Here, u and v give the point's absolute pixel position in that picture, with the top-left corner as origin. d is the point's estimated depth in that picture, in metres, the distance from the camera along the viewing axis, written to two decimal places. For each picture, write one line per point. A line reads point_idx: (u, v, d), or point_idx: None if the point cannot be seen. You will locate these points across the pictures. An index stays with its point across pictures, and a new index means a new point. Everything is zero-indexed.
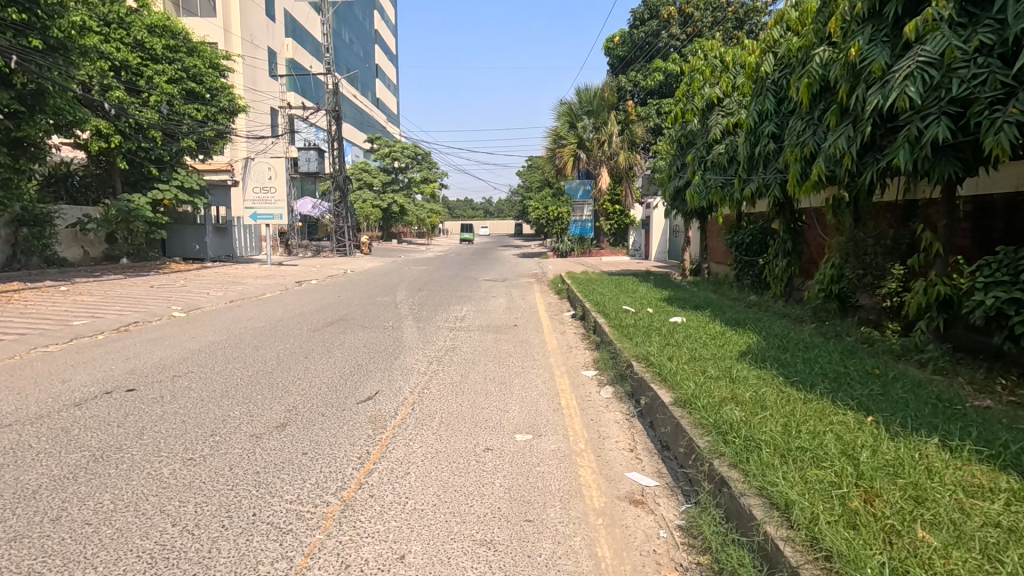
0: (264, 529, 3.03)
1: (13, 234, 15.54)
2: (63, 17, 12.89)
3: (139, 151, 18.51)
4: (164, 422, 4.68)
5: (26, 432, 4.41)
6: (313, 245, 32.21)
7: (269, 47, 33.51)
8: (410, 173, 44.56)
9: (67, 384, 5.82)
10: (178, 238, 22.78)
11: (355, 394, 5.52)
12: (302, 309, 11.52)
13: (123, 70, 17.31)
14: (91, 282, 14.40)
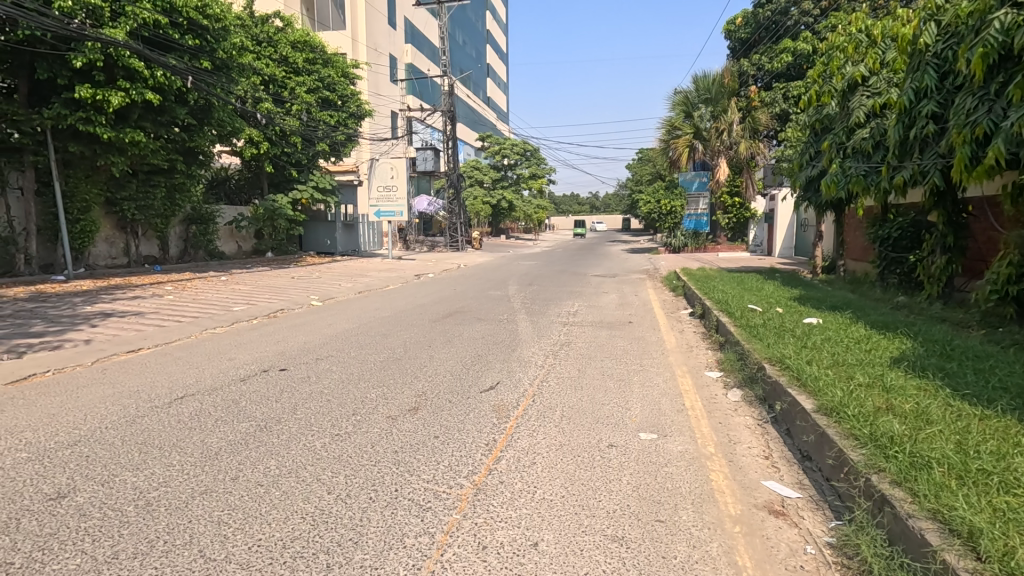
0: (406, 504, 3.25)
1: (185, 231, 18.06)
2: (226, 40, 14.61)
3: (283, 155, 20.68)
4: (313, 399, 5.19)
5: (205, 401, 5.12)
6: (428, 240, 33.88)
7: (391, 53, 35.82)
8: (518, 170, 45.28)
9: (232, 362, 6.66)
10: (313, 233, 25.13)
11: (478, 383, 5.74)
12: (422, 301, 12.17)
13: (271, 83, 19.31)
14: (245, 273, 16.32)
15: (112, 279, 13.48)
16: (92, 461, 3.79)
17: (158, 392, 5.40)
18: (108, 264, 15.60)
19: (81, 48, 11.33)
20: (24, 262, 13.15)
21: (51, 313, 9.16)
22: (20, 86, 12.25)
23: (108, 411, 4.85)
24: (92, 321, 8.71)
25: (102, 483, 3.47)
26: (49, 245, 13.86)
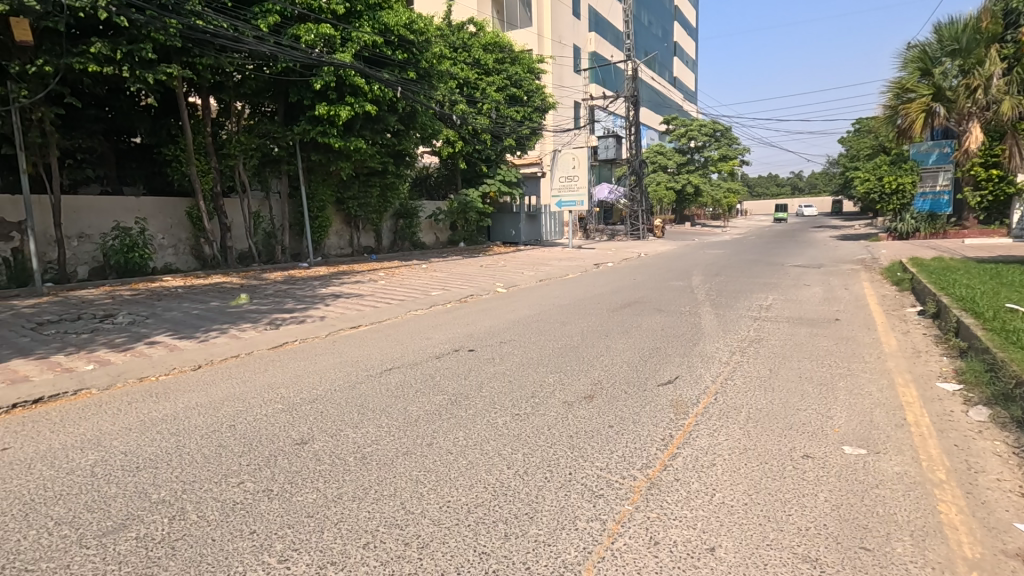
0: (580, 488, 3.33)
1: (395, 224, 20.64)
2: (428, 50, 16.17)
3: (474, 152, 22.35)
4: (497, 380, 5.58)
5: (407, 373, 5.85)
6: (609, 229, 33.68)
7: (575, 44, 36.19)
8: (707, 152, 42.42)
9: (430, 341, 7.45)
10: (500, 224, 26.74)
11: (655, 376, 5.60)
12: (600, 289, 12.19)
13: (465, 86, 20.89)
14: (441, 262, 18.08)
15: (340, 266, 16.03)
16: (324, 416, 4.61)
17: (372, 363, 6.34)
18: (338, 253, 18.55)
19: (318, 73, 13.53)
20: (281, 252, 16.30)
21: (298, 293, 11.26)
22: (278, 109, 15.09)
23: (336, 376, 5.83)
24: (326, 301, 10.49)
25: (331, 435, 4.20)
26: (296, 238, 17.03)
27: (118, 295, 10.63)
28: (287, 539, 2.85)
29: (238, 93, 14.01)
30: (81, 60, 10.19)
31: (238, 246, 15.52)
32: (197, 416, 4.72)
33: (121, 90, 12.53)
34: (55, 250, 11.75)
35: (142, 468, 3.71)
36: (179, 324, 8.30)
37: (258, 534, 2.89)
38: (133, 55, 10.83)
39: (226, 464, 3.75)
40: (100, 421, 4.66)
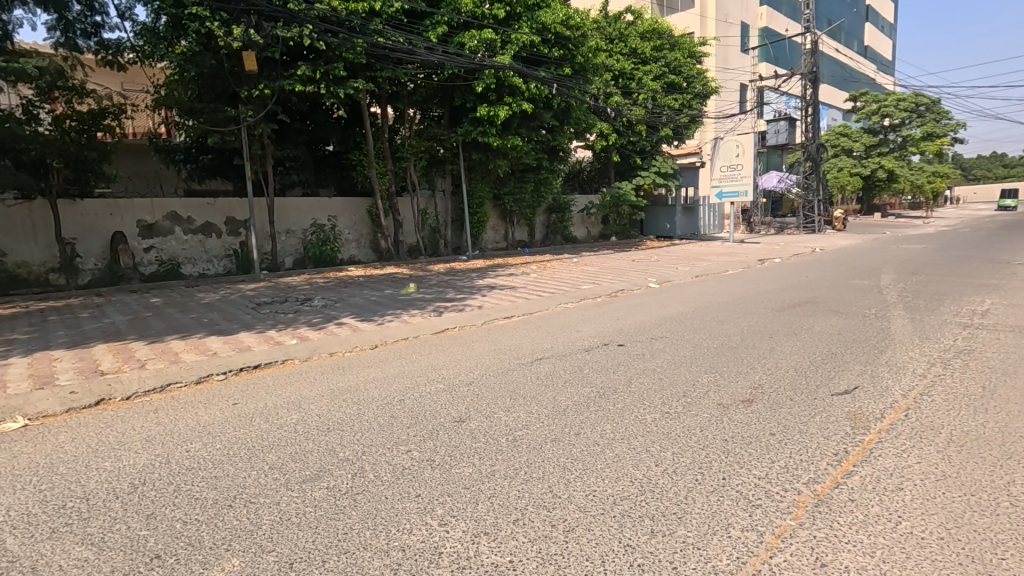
0: (735, 495, 3.14)
1: (547, 219, 21.05)
2: (584, 45, 16.18)
3: (629, 144, 21.92)
4: (647, 376, 5.46)
5: (556, 364, 6.00)
6: (777, 221, 30.72)
7: (743, 21, 33.51)
8: (905, 131, 36.47)
9: (579, 334, 7.53)
10: (654, 218, 25.87)
11: (829, 384, 5.02)
12: (765, 287, 11.21)
13: (620, 78, 20.52)
14: (592, 256, 18.06)
15: (496, 259, 16.86)
16: (480, 399, 4.92)
17: (523, 352, 6.60)
18: (494, 247, 19.23)
19: (480, 77, 14.27)
20: (444, 245, 17.61)
21: (458, 284, 12.12)
22: (444, 113, 16.29)
23: (490, 362, 6.19)
24: (483, 291, 11.14)
25: (486, 416, 4.48)
26: (457, 232, 18.15)
27: (314, 282, 12.42)
28: (447, 505, 3.12)
29: (410, 101, 15.42)
30: (291, 82, 12.08)
31: (407, 240, 16.87)
32: (373, 389, 5.35)
33: (319, 106, 14.52)
34: (269, 244, 14.06)
35: (331, 430, 4.33)
36: (360, 309, 9.46)
37: (422, 498, 3.21)
38: (328, 74, 12.52)
39: (396, 433, 4.22)
40: (300, 387, 5.52)
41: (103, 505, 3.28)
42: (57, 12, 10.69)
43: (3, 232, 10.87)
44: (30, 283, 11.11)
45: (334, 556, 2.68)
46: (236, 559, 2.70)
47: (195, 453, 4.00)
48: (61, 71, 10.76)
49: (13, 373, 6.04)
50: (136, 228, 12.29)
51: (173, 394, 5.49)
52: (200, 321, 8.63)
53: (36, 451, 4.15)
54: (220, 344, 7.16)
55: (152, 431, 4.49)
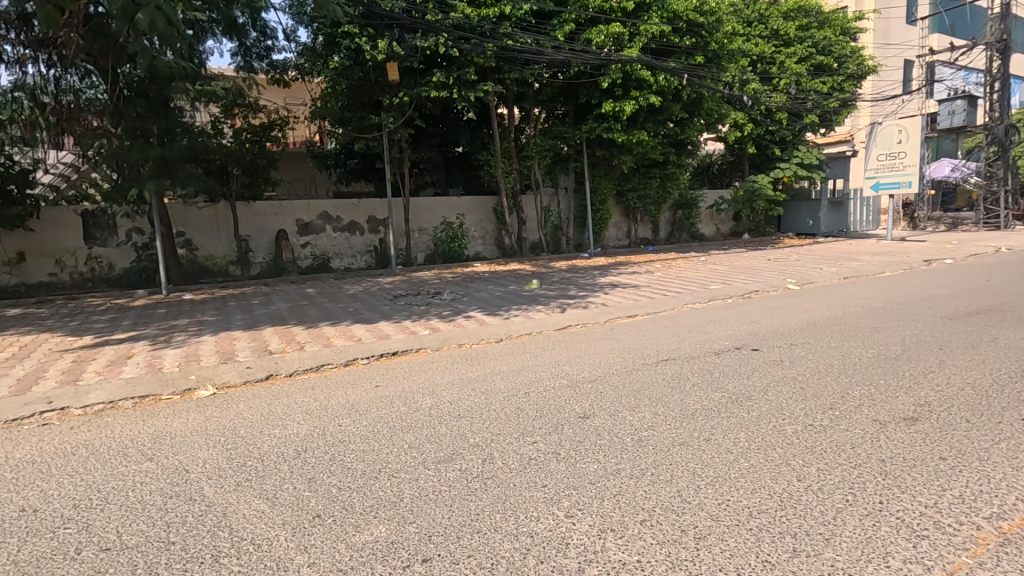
0: (894, 521, 2.82)
1: (673, 216, 20.10)
2: (718, 31, 15.29)
3: (766, 134, 20.36)
4: (786, 384, 5.06)
5: (683, 366, 5.78)
6: (948, 216, 26.66)
7: None
8: None
9: (709, 336, 7.16)
10: (794, 213, 23.72)
11: (1019, 408, 4.28)
12: (932, 292, 9.81)
13: (759, 63, 19.04)
14: (722, 254, 17.04)
15: (618, 257, 16.57)
16: (604, 396, 4.91)
17: (648, 352, 6.45)
18: (617, 244, 18.85)
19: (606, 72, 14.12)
20: (566, 243, 17.68)
21: (580, 281, 12.12)
22: (569, 111, 16.33)
23: (614, 360, 6.14)
24: (606, 289, 11.03)
25: (610, 414, 4.46)
26: (579, 230, 18.11)
27: (444, 277, 13.15)
28: (573, 499, 3.17)
29: (536, 100, 15.67)
30: (427, 88, 12.89)
31: (530, 237, 17.17)
32: (500, 380, 5.57)
33: (451, 110, 15.31)
34: (404, 241, 15.12)
35: (462, 416, 4.59)
36: (486, 303, 9.86)
37: (548, 488, 3.30)
38: (460, 79, 13.17)
39: (523, 424, 4.36)
40: (433, 374, 5.91)
41: (275, 466, 3.79)
42: (239, 40, 12.46)
43: (196, 230, 12.87)
44: (214, 273, 13.05)
45: (467, 534, 2.85)
46: (382, 525, 2.98)
47: (345, 428, 4.47)
48: (241, 91, 12.49)
49: (204, 349, 7.16)
50: (295, 226, 13.89)
51: (326, 374, 6.16)
52: (347, 310, 9.56)
53: (224, 415, 4.90)
54: (364, 331, 7.88)
55: (311, 405, 5.09)
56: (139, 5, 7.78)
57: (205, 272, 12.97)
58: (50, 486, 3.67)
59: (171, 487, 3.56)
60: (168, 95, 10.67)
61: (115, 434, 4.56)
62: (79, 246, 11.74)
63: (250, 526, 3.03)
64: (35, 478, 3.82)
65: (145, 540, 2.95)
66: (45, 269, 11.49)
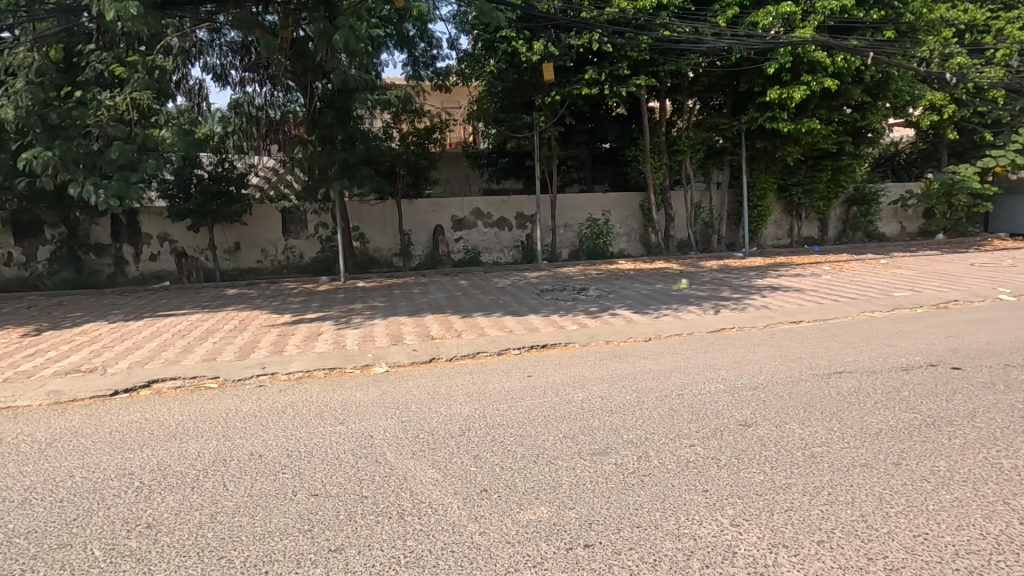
0: None
1: (845, 213, 17.89)
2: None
3: (973, 116, 17.32)
4: (1001, 411, 4.30)
5: (862, 381, 5.18)
6: None
7: None
8: None
9: (893, 349, 6.32)
10: (1009, 210, 19.78)
11: None
12: None
13: (967, 32, 16.19)
14: (909, 257, 14.81)
15: (778, 257, 15.21)
16: (768, 405, 4.60)
17: (818, 362, 5.88)
18: (776, 244, 17.30)
19: (773, 57, 13.05)
20: (717, 241, 16.66)
21: (734, 282, 11.38)
22: (727, 100, 15.36)
23: (777, 368, 5.70)
24: (764, 292, 10.23)
25: (776, 425, 4.18)
26: (733, 227, 16.94)
27: (588, 274, 13.20)
28: (738, 508, 3.04)
29: (691, 91, 14.93)
30: (579, 86, 13.01)
31: (678, 235, 16.47)
32: (651, 380, 5.49)
33: (600, 106, 15.25)
34: (550, 237, 15.42)
35: (614, 412, 4.61)
36: (634, 301, 9.72)
37: (710, 493, 3.20)
38: (613, 75, 13.11)
39: (678, 425, 4.26)
40: (582, 368, 6.01)
41: (444, 441, 4.16)
42: (409, 51, 13.74)
43: (367, 224, 14.37)
44: (381, 264, 14.49)
45: (627, 527, 2.89)
46: (544, 507, 3.13)
47: (503, 413, 4.74)
48: (409, 98, 13.72)
49: (377, 330, 8.04)
50: (451, 222, 14.85)
51: (481, 361, 6.56)
52: (498, 302, 10.06)
53: (398, 391, 5.49)
54: (514, 323, 8.24)
55: (470, 388, 5.47)
56: (335, 28, 8.95)
57: (374, 263, 14.45)
58: (270, 436, 4.43)
59: (361, 449, 4.09)
60: (352, 105, 12.11)
61: (313, 398, 5.34)
62: (278, 237, 13.74)
63: (427, 492, 3.38)
64: (258, 428, 4.63)
65: (344, 491, 3.44)
66: (253, 256, 13.65)
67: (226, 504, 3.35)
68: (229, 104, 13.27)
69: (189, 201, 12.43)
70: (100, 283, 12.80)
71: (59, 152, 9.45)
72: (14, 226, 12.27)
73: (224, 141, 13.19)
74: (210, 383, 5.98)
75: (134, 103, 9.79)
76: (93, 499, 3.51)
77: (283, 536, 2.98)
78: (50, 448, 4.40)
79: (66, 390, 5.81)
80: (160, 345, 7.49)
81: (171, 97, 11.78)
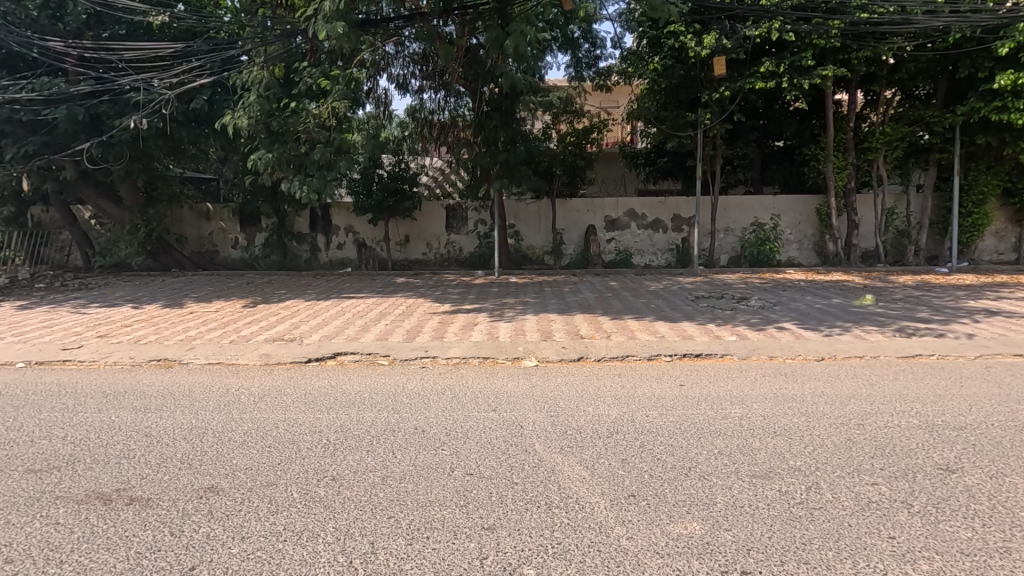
0: None
1: None
2: None
3: None
4: None
5: None
6: None
7: None
8: None
9: None
10: None
11: None
12: None
13: None
14: None
15: (997, 276, 12.62)
16: (979, 451, 3.86)
17: None
18: (997, 259, 14.34)
19: (1008, 34, 10.98)
20: (914, 253, 14.30)
21: (935, 302, 9.70)
22: (938, 89, 13.13)
23: (992, 409, 4.74)
24: (976, 316, 8.57)
25: (992, 476, 3.49)
26: (937, 238, 14.41)
27: (750, 282, 12.20)
28: (937, 564, 2.61)
29: (891, 80, 12.98)
30: (753, 79, 12.09)
31: (863, 244, 14.48)
32: (823, 404, 4.91)
33: (776, 101, 13.98)
34: (709, 241, 14.56)
35: (778, 434, 4.22)
36: (803, 315, 8.78)
37: (897, 542, 2.79)
38: (793, 66, 11.97)
39: (857, 459, 3.77)
40: (742, 383, 5.59)
41: (591, 440, 4.17)
42: (573, 52, 13.93)
43: (523, 223, 14.87)
44: (533, 261, 14.92)
45: (794, 562, 2.65)
46: (696, 523, 3.00)
47: (651, 420, 4.60)
48: (570, 99, 13.89)
49: (528, 325, 8.31)
50: (604, 222, 14.74)
51: (631, 365, 6.44)
52: (649, 306, 9.77)
53: (546, 386, 5.62)
54: (667, 329, 7.94)
55: (618, 392, 5.40)
56: (507, 33, 9.44)
57: (527, 260, 14.94)
58: (430, 414, 4.83)
59: (512, 437, 4.26)
60: (516, 107, 12.64)
61: (468, 384, 5.70)
62: (442, 232, 14.84)
63: (575, 488, 3.43)
64: (422, 405, 5.08)
65: (496, 475, 3.62)
66: (419, 249, 14.91)
67: (395, 470, 3.73)
68: (407, 110, 14.39)
69: (371, 198, 14.11)
70: (299, 266, 14.99)
71: (277, 155, 11.20)
72: (240, 215, 14.84)
73: (401, 144, 14.51)
74: (382, 360, 6.68)
75: (334, 111, 11.28)
76: (291, 449, 4.13)
77: (442, 507, 3.23)
78: (262, 401, 5.28)
79: (273, 354, 6.91)
80: (343, 324, 8.53)
81: (362, 106, 13.25)
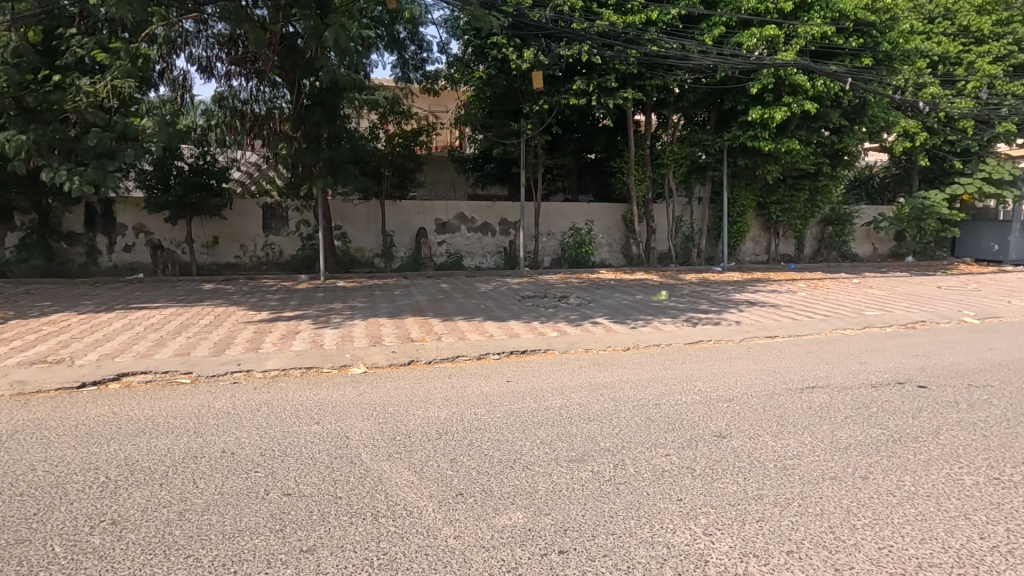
0: None
1: (821, 232, 18.07)
2: (893, 29, 13.85)
3: (944, 145, 17.34)
4: (960, 428, 4.42)
5: (833, 396, 5.25)
6: None
7: None
8: None
9: (864, 366, 6.40)
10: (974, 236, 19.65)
11: None
12: None
13: (941, 64, 15.90)
14: (879, 277, 14.99)
15: (755, 273, 15.47)
16: (743, 418, 4.67)
17: (791, 377, 5.96)
18: (754, 259, 17.56)
19: (757, 77, 13.45)
20: (697, 255, 16.88)
21: (713, 296, 11.55)
22: (711, 117, 15.65)
23: (752, 382, 5.78)
24: (741, 307, 10.36)
25: (751, 437, 4.25)
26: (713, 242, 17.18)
27: (570, 282, 13.26)
28: (711, 517, 3.09)
29: (678, 106, 15.15)
30: (567, 96, 13.16)
31: (659, 247, 16.67)
32: (628, 389, 5.52)
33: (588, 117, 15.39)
34: (533, 244, 15.49)
35: (592, 420, 4.64)
36: (614, 311, 9.77)
37: (684, 502, 3.25)
38: (601, 86, 13.28)
39: (654, 435, 4.29)
40: (561, 376, 6.03)
41: (421, 443, 4.14)
42: (398, 52, 13.73)
43: (350, 225, 14.25)
44: (363, 264, 14.37)
45: (602, 535, 2.92)
46: (519, 513, 3.14)
47: (479, 418, 4.72)
48: (397, 99, 13.63)
49: (356, 331, 7.97)
50: (434, 225, 14.80)
51: (461, 365, 6.54)
52: (479, 306, 10.08)
53: (375, 392, 5.45)
54: (495, 329, 8.21)
55: (449, 392, 5.45)
56: (326, 25, 8.91)
57: (356, 263, 14.33)
58: (244, 434, 4.37)
59: (336, 450, 4.04)
60: (340, 103, 12.03)
61: (289, 397, 5.28)
62: (258, 233, 13.52)
63: (402, 494, 3.36)
64: (232, 425, 4.56)
65: (318, 491, 3.40)
66: (231, 252, 13.40)
67: (195, 502, 3.28)
68: (213, 97, 12.92)
69: (169, 194, 12.17)
70: (71, 272, 12.47)
71: (34, 137, 9.16)
72: None
73: (206, 134, 13.00)
74: (183, 378, 5.86)
75: (115, 90, 9.52)
76: (55, 493, 3.41)
77: (254, 535, 2.93)
78: (11, 440, 4.26)
79: (31, 380, 5.64)
80: (131, 338, 7.30)
81: (154, 87, 11.53)
